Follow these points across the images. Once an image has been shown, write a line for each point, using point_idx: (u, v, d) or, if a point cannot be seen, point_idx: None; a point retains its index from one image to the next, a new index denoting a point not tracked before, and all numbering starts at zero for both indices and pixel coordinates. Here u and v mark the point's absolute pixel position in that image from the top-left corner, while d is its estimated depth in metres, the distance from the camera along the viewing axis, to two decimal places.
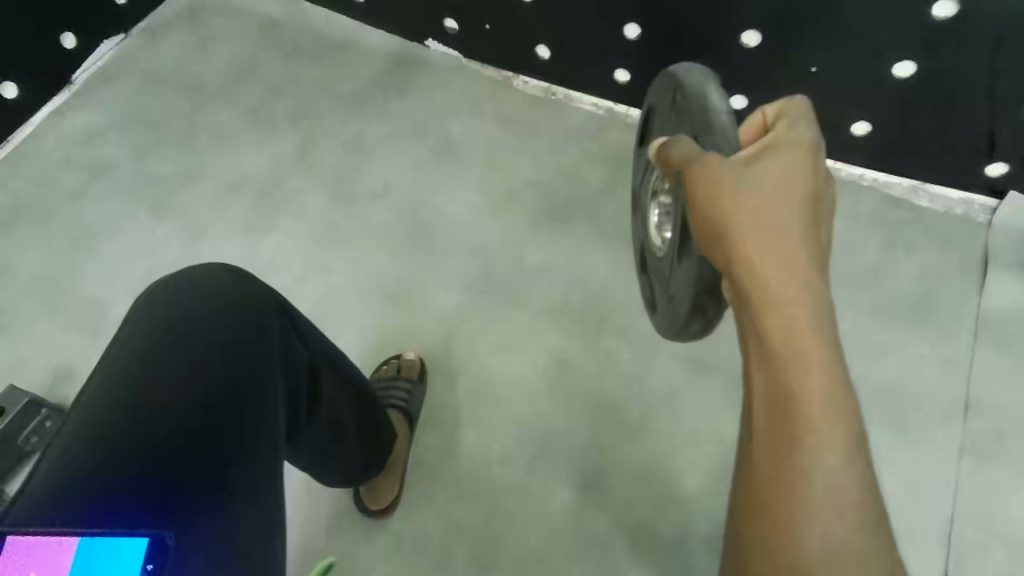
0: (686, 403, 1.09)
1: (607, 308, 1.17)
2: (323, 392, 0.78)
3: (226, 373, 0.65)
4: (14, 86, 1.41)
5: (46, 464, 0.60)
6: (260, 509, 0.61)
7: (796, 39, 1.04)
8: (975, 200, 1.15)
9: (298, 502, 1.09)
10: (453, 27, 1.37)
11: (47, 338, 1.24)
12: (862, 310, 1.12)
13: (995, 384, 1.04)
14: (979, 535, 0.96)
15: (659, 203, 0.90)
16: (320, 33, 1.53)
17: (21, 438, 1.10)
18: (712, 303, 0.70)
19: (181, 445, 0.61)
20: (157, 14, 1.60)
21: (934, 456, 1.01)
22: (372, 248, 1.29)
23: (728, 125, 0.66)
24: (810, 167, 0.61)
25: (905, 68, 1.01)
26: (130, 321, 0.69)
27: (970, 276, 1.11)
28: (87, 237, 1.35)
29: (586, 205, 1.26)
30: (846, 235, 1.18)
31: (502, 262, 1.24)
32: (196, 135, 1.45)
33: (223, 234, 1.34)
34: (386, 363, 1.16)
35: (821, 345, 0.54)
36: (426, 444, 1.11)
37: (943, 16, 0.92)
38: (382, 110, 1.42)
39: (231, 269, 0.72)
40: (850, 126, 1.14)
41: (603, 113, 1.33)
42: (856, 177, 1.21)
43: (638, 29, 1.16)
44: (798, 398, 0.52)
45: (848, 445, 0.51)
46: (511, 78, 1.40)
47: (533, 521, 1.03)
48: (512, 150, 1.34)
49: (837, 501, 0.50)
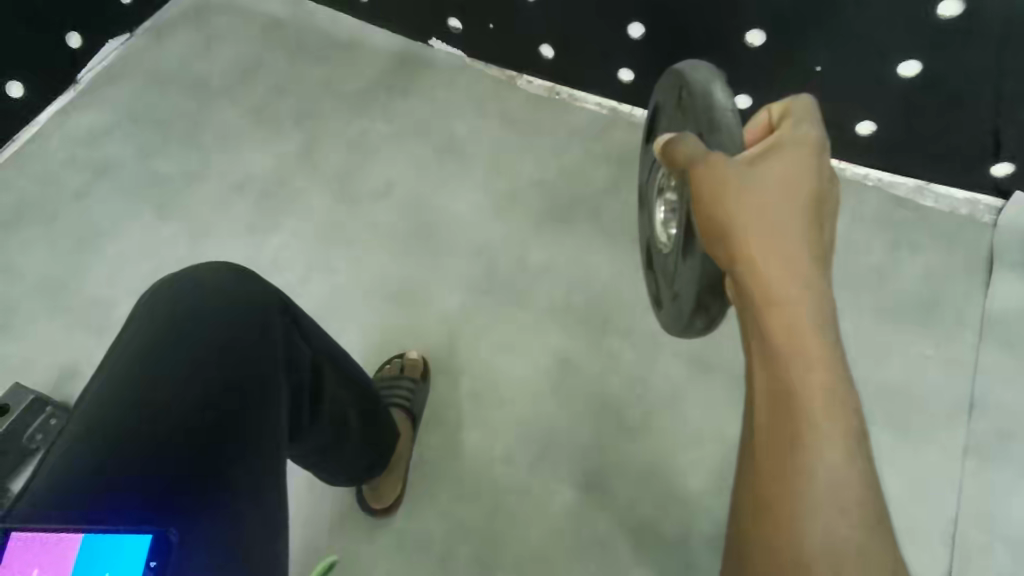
0: (689, 403, 1.09)
1: (611, 308, 1.17)
2: (326, 390, 0.78)
3: (229, 372, 0.65)
4: (20, 85, 1.41)
5: (49, 462, 0.60)
6: (264, 508, 0.62)
7: (800, 38, 1.03)
8: (981, 200, 1.15)
9: (301, 501, 1.09)
10: (457, 26, 1.37)
11: (52, 337, 1.25)
12: (865, 311, 1.12)
13: (999, 385, 1.03)
14: (982, 535, 0.95)
15: (665, 200, 0.90)
16: (324, 32, 1.53)
17: (26, 435, 1.10)
18: (715, 302, 0.70)
19: (184, 444, 0.61)
20: (162, 14, 1.60)
21: (938, 457, 1.01)
22: (375, 247, 1.29)
23: (734, 124, 0.66)
24: (815, 165, 0.61)
25: (910, 68, 1.01)
26: (134, 320, 0.69)
27: (975, 276, 1.11)
28: (92, 236, 1.35)
29: (590, 205, 1.26)
30: (850, 235, 1.17)
31: (505, 262, 1.24)
32: (201, 135, 1.45)
33: (227, 234, 1.34)
34: (390, 362, 1.16)
35: (824, 344, 0.54)
36: (429, 443, 1.11)
37: (949, 16, 0.92)
38: (386, 109, 1.42)
39: (234, 268, 0.72)
40: (855, 125, 1.13)
41: (607, 112, 1.33)
42: (861, 177, 1.21)
43: (642, 29, 1.16)
44: (800, 396, 0.52)
45: (849, 442, 0.51)
46: (515, 78, 1.40)
47: (535, 520, 1.03)
48: (516, 150, 1.34)
49: (839, 497, 0.49)
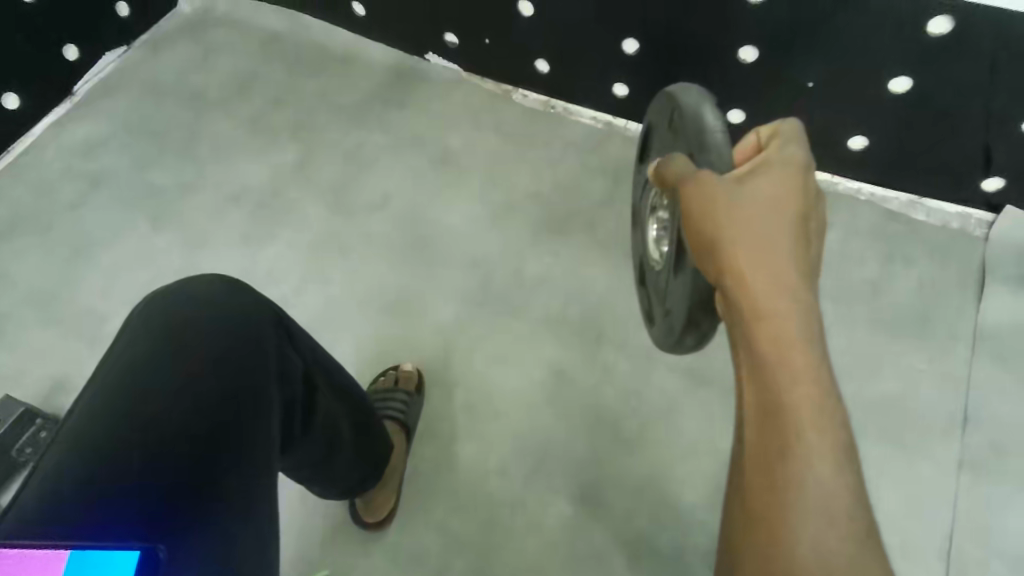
0: (685, 416, 1.08)
1: (606, 320, 1.17)
2: (319, 403, 0.77)
3: (221, 384, 0.65)
4: (16, 96, 1.41)
5: (39, 473, 0.60)
6: (254, 522, 0.61)
7: (792, 54, 1.05)
8: (973, 214, 1.16)
9: (293, 514, 1.08)
10: (453, 41, 1.39)
11: (44, 347, 1.24)
12: (859, 324, 1.12)
13: (994, 398, 1.04)
14: (978, 549, 0.95)
15: (658, 218, 0.90)
16: (321, 46, 1.54)
17: (16, 447, 1.09)
18: (705, 318, 0.70)
19: (174, 456, 0.61)
20: (160, 27, 1.62)
21: (932, 471, 1.01)
22: (370, 258, 1.29)
23: (723, 144, 0.67)
24: (802, 184, 0.62)
25: (901, 84, 1.02)
26: (127, 330, 0.69)
27: (967, 290, 1.12)
28: (86, 246, 1.35)
29: (585, 217, 1.27)
30: (844, 248, 1.18)
31: (501, 274, 1.24)
32: (196, 147, 1.45)
33: (222, 244, 1.34)
34: (384, 374, 1.16)
35: (811, 356, 0.54)
36: (423, 455, 1.11)
37: (939, 33, 0.94)
38: (381, 122, 1.43)
39: (228, 280, 0.72)
40: (847, 140, 1.14)
41: (602, 126, 1.34)
42: (853, 191, 1.21)
43: (637, 44, 1.17)
44: (788, 407, 0.52)
45: (837, 453, 0.51)
46: (510, 92, 1.42)
47: (530, 534, 1.03)
48: (511, 163, 1.35)
49: (828, 509, 0.49)
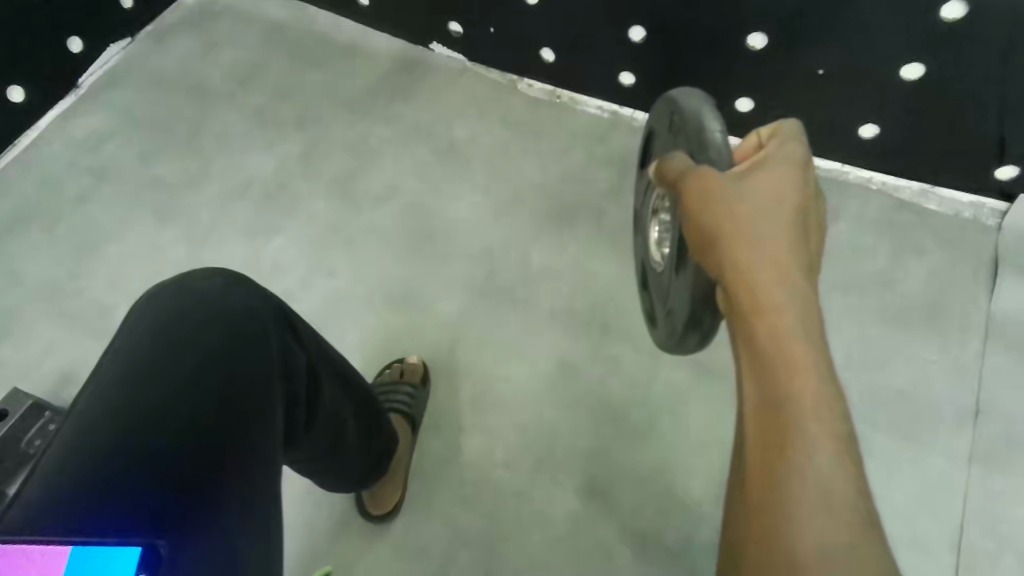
0: (690, 408, 1.08)
1: (611, 312, 1.17)
2: (324, 398, 0.77)
3: (221, 380, 0.65)
4: (22, 90, 1.42)
5: (42, 466, 0.60)
6: (256, 517, 0.61)
7: (800, 42, 1.03)
8: (986, 203, 1.14)
9: (298, 509, 1.08)
10: (457, 30, 1.38)
11: (51, 340, 1.25)
12: (868, 315, 1.11)
13: (1005, 389, 1.02)
14: (988, 542, 0.94)
15: (660, 220, 0.89)
16: (325, 36, 1.53)
17: (25, 439, 1.10)
18: (707, 314, 0.69)
19: (172, 453, 0.60)
20: (165, 17, 1.62)
21: (942, 464, 1.00)
22: (373, 250, 1.29)
23: (722, 143, 0.65)
24: (800, 179, 0.61)
25: (914, 70, 1.00)
26: (128, 324, 0.68)
27: (980, 279, 1.10)
28: (92, 240, 1.35)
29: (591, 208, 1.26)
30: (853, 240, 1.16)
31: (506, 268, 1.24)
32: (201, 139, 1.45)
33: (227, 236, 1.34)
34: (390, 367, 1.16)
35: (811, 349, 0.53)
36: (427, 449, 1.11)
37: (954, 17, 0.92)
38: (386, 113, 1.42)
39: (229, 273, 0.71)
40: (859, 129, 1.12)
41: (608, 116, 1.33)
42: (864, 180, 1.20)
43: (643, 32, 1.15)
44: (789, 401, 0.51)
45: (840, 446, 0.49)
46: (516, 82, 1.40)
47: (537, 526, 1.02)
48: (516, 153, 1.34)
49: (829, 498, 0.46)
